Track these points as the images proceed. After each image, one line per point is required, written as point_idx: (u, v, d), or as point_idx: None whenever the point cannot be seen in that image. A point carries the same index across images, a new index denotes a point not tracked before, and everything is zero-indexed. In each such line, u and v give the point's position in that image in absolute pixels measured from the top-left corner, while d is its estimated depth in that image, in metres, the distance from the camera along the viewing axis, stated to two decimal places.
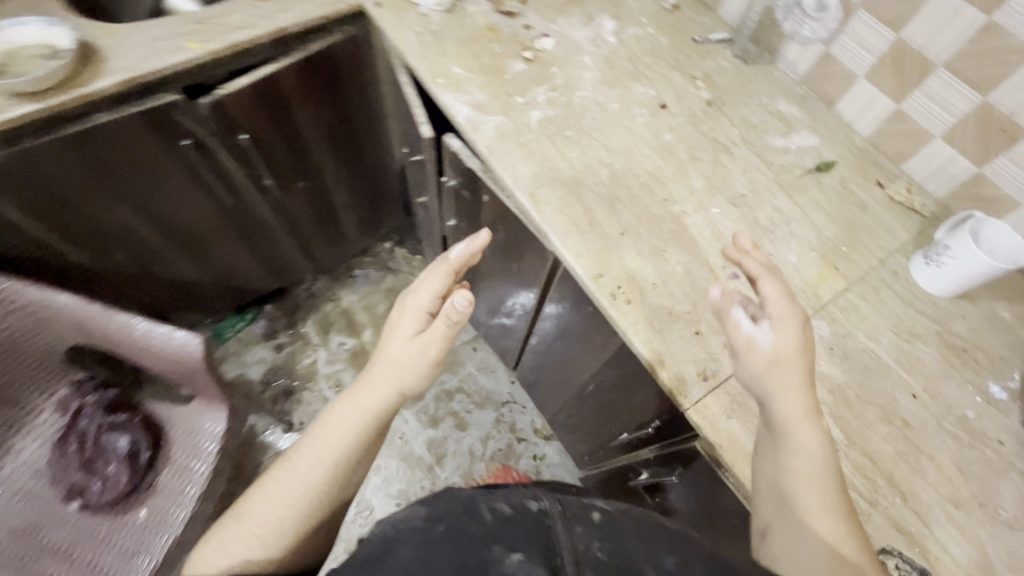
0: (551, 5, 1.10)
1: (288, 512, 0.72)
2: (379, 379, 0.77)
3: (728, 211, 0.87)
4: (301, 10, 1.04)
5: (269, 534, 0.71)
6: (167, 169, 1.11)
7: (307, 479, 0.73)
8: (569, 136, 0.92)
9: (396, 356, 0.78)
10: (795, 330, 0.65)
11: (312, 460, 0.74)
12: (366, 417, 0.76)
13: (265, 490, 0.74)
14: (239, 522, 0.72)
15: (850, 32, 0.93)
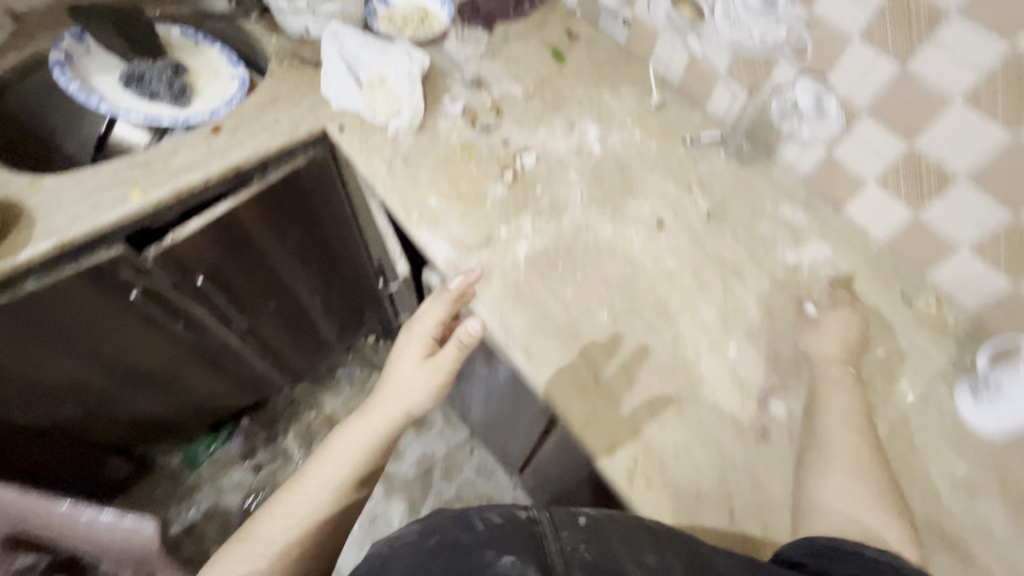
0: (530, 114, 1.02)
1: (294, 530, 0.70)
2: (388, 401, 0.77)
3: (746, 349, 0.78)
4: (256, 142, 0.95)
5: (273, 558, 0.68)
6: (116, 320, 0.99)
7: (316, 497, 0.73)
8: (562, 271, 0.83)
9: (404, 380, 0.78)
10: (846, 318, 0.77)
11: (325, 479, 0.74)
12: (376, 433, 0.76)
13: (274, 509, 0.73)
14: (248, 543, 0.70)
15: (855, 137, 0.85)
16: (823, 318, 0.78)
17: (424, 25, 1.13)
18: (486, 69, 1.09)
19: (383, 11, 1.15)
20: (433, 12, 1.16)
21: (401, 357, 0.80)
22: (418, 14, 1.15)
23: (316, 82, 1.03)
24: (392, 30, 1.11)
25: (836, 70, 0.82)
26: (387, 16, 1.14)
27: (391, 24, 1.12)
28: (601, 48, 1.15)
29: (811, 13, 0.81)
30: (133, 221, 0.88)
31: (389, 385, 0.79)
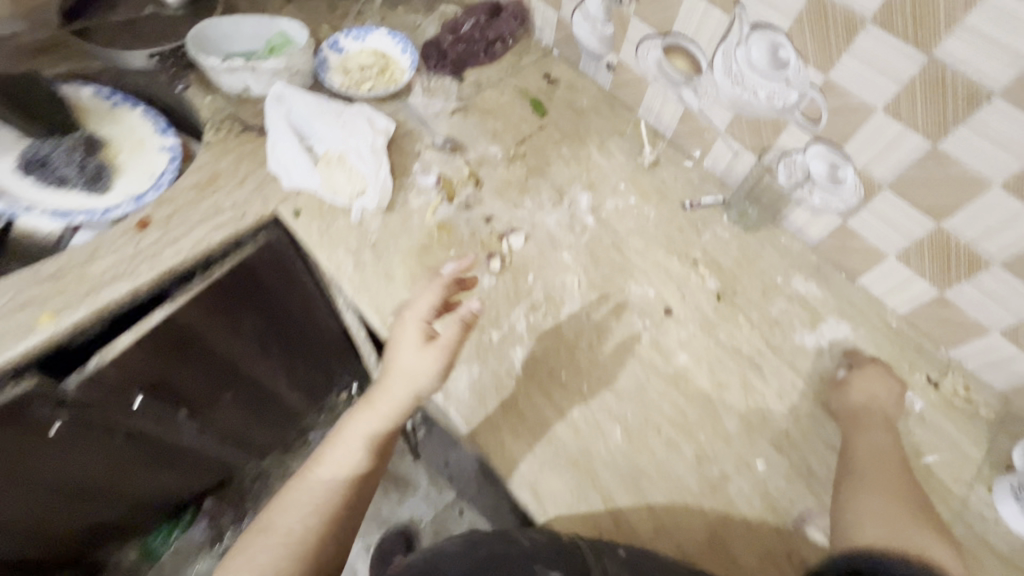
0: (512, 182, 0.91)
1: (313, 516, 0.66)
2: (393, 386, 0.70)
3: (775, 463, 0.70)
4: (192, 236, 0.80)
5: (292, 546, 0.64)
6: (37, 453, 0.83)
7: (330, 486, 0.69)
8: (565, 382, 0.73)
9: (406, 368, 0.69)
10: (874, 369, 0.75)
11: (340, 468, 0.70)
12: (386, 421, 0.70)
13: (287, 501, 0.68)
14: (264, 533, 0.65)
15: (873, 210, 0.78)
16: (855, 372, 0.75)
17: (383, 77, 0.99)
18: (458, 127, 0.96)
19: (334, 60, 1.00)
20: (391, 59, 1.03)
21: (402, 341, 0.70)
22: (375, 62, 1.01)
23: (261, 155, 0.88)
24: (346, 84, 0.97)
25: (854, 141, 0.74)
26: (339, 67, 1.00)
27: (346, 76, 0.98)
28: (583, 95, 1.04)
29: (826, 79, 0.72)
30: (45, 350, 0.72)
31: (393, 374, 0.70)
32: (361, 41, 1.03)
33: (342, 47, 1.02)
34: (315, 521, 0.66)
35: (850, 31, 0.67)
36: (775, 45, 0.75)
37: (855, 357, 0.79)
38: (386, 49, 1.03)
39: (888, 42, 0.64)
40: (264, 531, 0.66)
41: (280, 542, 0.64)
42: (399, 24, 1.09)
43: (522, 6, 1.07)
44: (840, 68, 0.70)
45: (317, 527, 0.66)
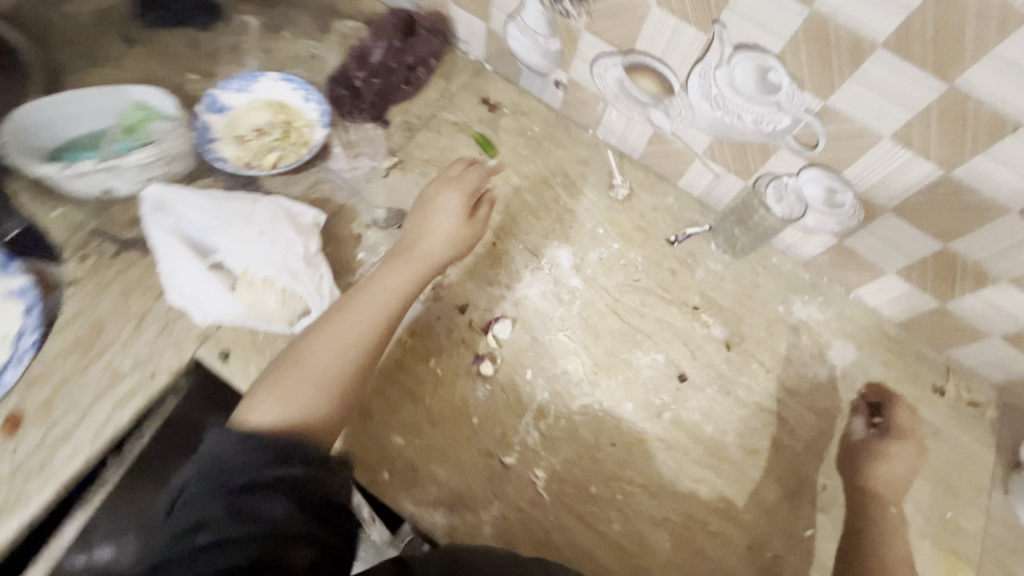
0: (478, 251, 0.77)
1: (344, 355, 0.58)
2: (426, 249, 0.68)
3: (821, 525, 0.68)
4: (88, 422, 0.61)
5: (327, 377, 0.56)
6: None
7: (364, 330, 0.60)
8: (597, 496, 0.65)
9: (434, 235, 0.69)
10: (895, 447, 0.70)
11: (355, 326, 0.60)
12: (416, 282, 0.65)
13: (316, 337, 0.59)
14: (297, 367, 0.56)
15: (873, 230, 0.73)
16: (879, 446, 0.71)
17: (288, 140, 0.79)
18: (397, 191, 0.80)
19: (218, 127, 0.78)
20: (292, 109, 0.81)
21: (417, 219, 0.71)
22: (273, 120, 0.80)
23: (155, 282, 0.68)
24: (244, 160, 0.76)
25: (855, 166, 0.67)
26: (227, 134, 0.78)
27: (240, 147, 0.77)
28: (533, 120, 0.89)
29: (824, 105, 0.63)
30: None
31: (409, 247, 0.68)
32: (247, 92, 0.80)
33: (224, 104, 0.79)
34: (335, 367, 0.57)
35: (855, 57, 0.57)
36: (763, 68, 0.64)
37: (883, 410, 0.74)
38: (280, 97, 0.81)
39: (901, 69, 0.56)
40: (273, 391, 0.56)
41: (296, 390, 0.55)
42: (290, 59, 0.87)
43: (439, 17, 0.88)
44: (841, 94, 0.61)
45: (339, 374, 0.57)
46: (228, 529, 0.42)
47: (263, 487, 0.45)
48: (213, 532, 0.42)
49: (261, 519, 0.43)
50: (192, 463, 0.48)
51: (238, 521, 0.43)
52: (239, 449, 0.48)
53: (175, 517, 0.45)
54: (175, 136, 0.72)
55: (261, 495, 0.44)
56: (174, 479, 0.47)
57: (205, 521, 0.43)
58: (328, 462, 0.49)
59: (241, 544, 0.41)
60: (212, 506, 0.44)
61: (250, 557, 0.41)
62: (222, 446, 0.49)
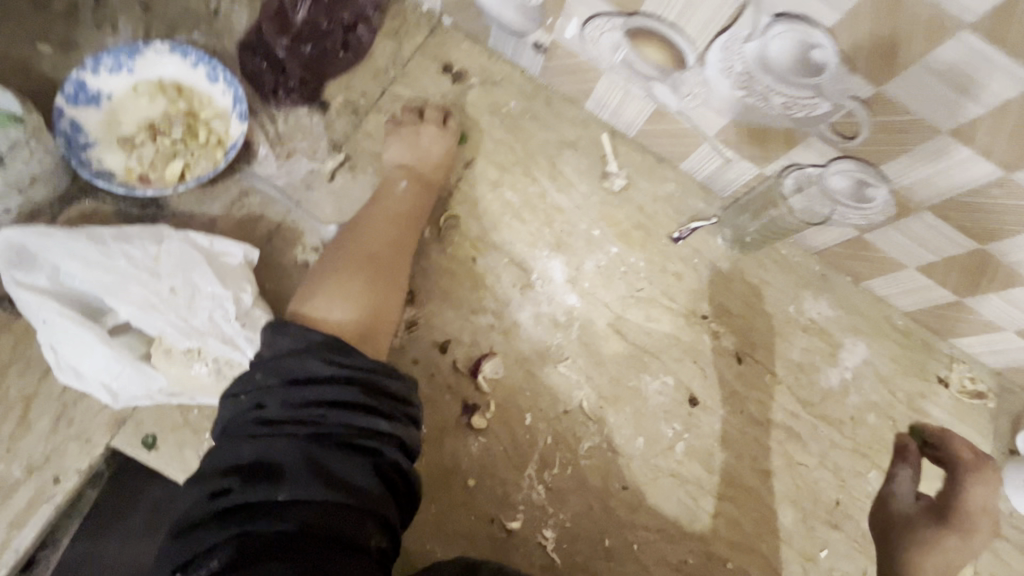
0: (456, 272, 0.64)
1: (380, 258, 0.59)
2: (423, 156, 0.65)
3: (836, 544, 0.65)
4: None
5: (369, 278, 0.57)
6: None
7: (390, 236, 0.61)
8: (611, 549, 0.59)
9: (422, 148, 0.66)
10: (954, 540, 0.55)
11: (391, 232, 0.61)
12: (427, 187, 0.65)
13: (348, 245, 0.60)
14: (338, 271, 0.57)
15: (901, 227, 0.65)
16: (933, 533, 0.56)
17: (193, 140, 0.60)
18: (349, 199, 0.64)
19: (94, 126, 0.58)
20: (192, 92, 0.61)
21: (402, 136, 0.66)
22: (168, 112, 0.60)
23: (39, 354, 0.52)
24: (135, 173, 0.58)
25: (899, 160, 0.57)
26: (109, 135, 0.59)
27: (130, 154, 0.59)
28: (508, 93, 0.73)
29: (876, 91, 0.52)
30: None
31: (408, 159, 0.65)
32: (127, 71, 0.59)
33: (97, 91, 0.59)
34: (381, 273, 0.58)
35: (928, 37, 0.46)
36: (807, 44, 0.51)
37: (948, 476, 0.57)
38: (174, 77, 0.61)
39: (985, 56, 0.45)
40: (325, 293, 0.56)
41: (349, 292, 0.56)
42: (183, 18, 0.65)
43: None
44: (901, 81, 0.50)
45: (385, 278, 0.58)
46: (310, 488, 0.43)
47: (348, 447, 0.45)
48: (294, 483, 0.43)
49: (344, 486, 0.44)
50: (271, 378, 0.47)
51: (322, 480, 0.43)
52: (326, 386, 0.47)
53: (253, 441, 0.45)
54: (24, 157, 0.52)
55: (344, 457, 0.45)
56: (253, 390, 0.47)
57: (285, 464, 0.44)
58: (407, 425, 0.49)
59: (320, 508, 0.42)
60: (293, 449, 0.44)
61: (329, 527, 0.42)
62: (302, 366, 0.48)
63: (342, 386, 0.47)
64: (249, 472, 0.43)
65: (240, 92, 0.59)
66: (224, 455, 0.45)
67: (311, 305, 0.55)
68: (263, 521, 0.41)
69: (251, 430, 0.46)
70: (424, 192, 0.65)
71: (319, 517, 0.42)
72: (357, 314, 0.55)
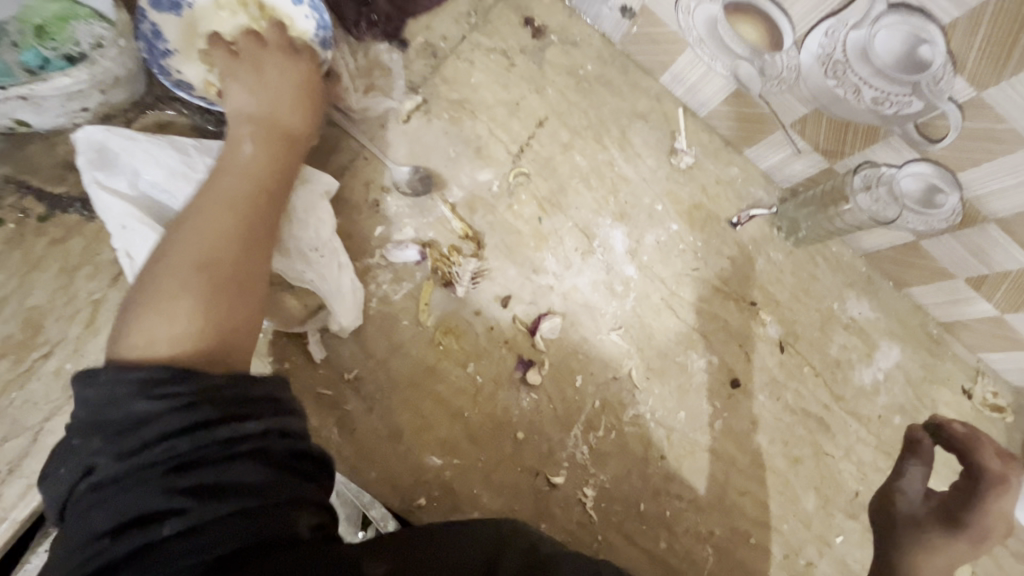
0: (521, 229, 0.64)
1: (219, 252, 0.45)
2: (275, 92, 0.53)
3: (851, 532, 0.68)
4: (43, 447, 0.47)
5: (201, 282, 0.44)
6: None
7: (220, 220, 0.46)
8: (645, 513, 0.61)
9: (266, 86, 0.53)
10: (963, 547, 0.55)
11: (224, 221, 0.47)
12: (276, 137, 0.52)
13: (168, 248, 0.45)
14: (156, 287, 0.43)
15: (961, 236, 0.65)
16: (936, 537, 0.55)
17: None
18: (421, 143, 0.63)
19: (173, 32, 0.55)
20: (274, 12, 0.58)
21: (251, 74, 0.53)
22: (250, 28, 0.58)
23: (110, 260, 0.51)
24: (215, 87, 0.55)
25: (979, 169, 0.58)
26: (188, 46, 0.55)
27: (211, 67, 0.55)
28: (586, 55, 0.72)
29: (976, 96, 0.52)
30: None
31: (245, 116, 0.52)
32: None
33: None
34: (225, 274, 0.45)
35: None
36: (917, 38, 0.51)
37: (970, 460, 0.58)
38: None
39: None
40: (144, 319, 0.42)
41: (175, 310, 0.43)
42: None
43: None
44: (1007, 88, 0.50)
45: (229, 285, 0.45)
46: (196, 515, 0.36)
47: (220, 457, 0.38)
48: (175, 519, 0.35)
49: (234, 494, 0.37)
50: (94, 436, 0.38)
51: (205, 501, 0.36)
52: (163, 416, 0.38)
53: (99, 507, 0.36)
54: (111, 56, 0.50)
55: (222, 465, 0.38)
56: (74, 456, 0.37)
57: (154, 507, 0.36)
58: (288, 411, 0.42)
59: (219, 525, 0.36)
60: (155, 492, 0.36)
61: (239, 538, 0.36)
62: (128, 410, 0.38)
63: (188, 408, 0.38)
64: (115, 532, 0.35)
65: (326, 17, 0.57)
66: (74, 535, 0.36)
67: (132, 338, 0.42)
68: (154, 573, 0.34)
69: (94, 496, 0.37)
70: (278, 154, 0.52)
71: (218, 536, 0.35)
72: (197, 333, 0.42)
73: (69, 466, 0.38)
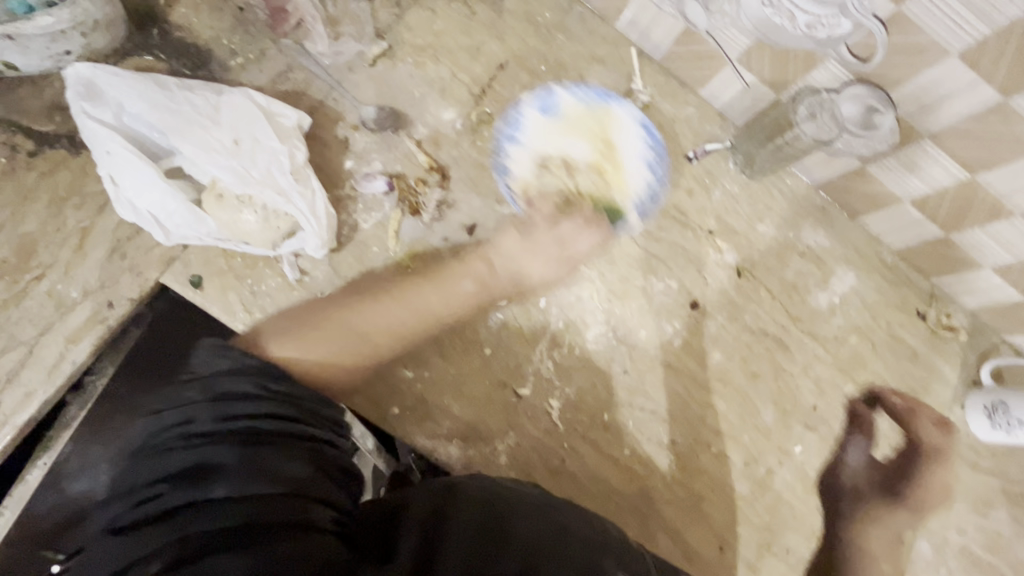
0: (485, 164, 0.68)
1: (380, 334, 0.58)
2: (514, 264, 0.63)
3: (809, 442, 0.72)
4: (39, 359, 0.52)
5: (346, 348, 0.57)
6: None
7: (394, 321, 0.59)
8: (610, 424, 0.65)
9: (515, 264, 0.63)
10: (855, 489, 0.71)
11: (399, 317, 0.59)
12: (477, 294, 0.62)
13: (353, 302, 0.58)
14: (321, 325, 0.56)
15: (902, 157, 0.69)
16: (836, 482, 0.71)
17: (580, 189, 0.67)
18: (388, 85, 0.67)
19: (530, 129, 0.67)
20: (620, 166, 0.67)
21: (523, 240, 0.64)
22: (587, 158, 0.67)
23: (95, 191, 0.55)
24: (530, 188, 0.66)
25: (910, 84, 0.61)
26: (535, 142, 0.67)
27: (541, 168, 0.67)
28: (546, 4, 0.75)
29: (897, 11, 0.56)
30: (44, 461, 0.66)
31: (494, 258, 0.63)
32: (600, 97, 0.67)
33: (557, 101, 0.67)
34: (362, 348, 0.57)
35: None
36: None
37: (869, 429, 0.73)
38: (621, 138, 0.67)
39: None
40: (298, 336, 0.55)
41: (321, 345, 0.56)
42: None
43: None
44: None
45: (361, 354, 0.58)
46: (249, 484, 0.44)
47: (283, 445, 0.48)
48: (231, 480, 0.44)
49: (281, 478, 0.46)
50: (197, 395, 0.49)
51: (258, 475, 0.45)
52: (255, 401, 0.49)
53: (180, 452, 0.46)
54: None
55: (280, 453, 0.48)
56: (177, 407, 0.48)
57: (219, 465, 0.45)
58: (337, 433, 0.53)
59: (257, 499, 0.44)
60: (227, 453, 0.46)
61: (273, 513, 0.44)
62: (226, 384, 0.50)
63: (274, 403, 0.50)
64: (180, 479, 0.45)
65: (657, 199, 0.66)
66: (150, 468, 0.46)
67: (277, 340, 0.55)
68: (197, 522, 0.42)
69: (176, 444, 0.47)
70: (476, 304, 0.62)
71: (252, 508, 0.43)
72: (310, 368, 0.55)
73: (168, 415, 0.49)
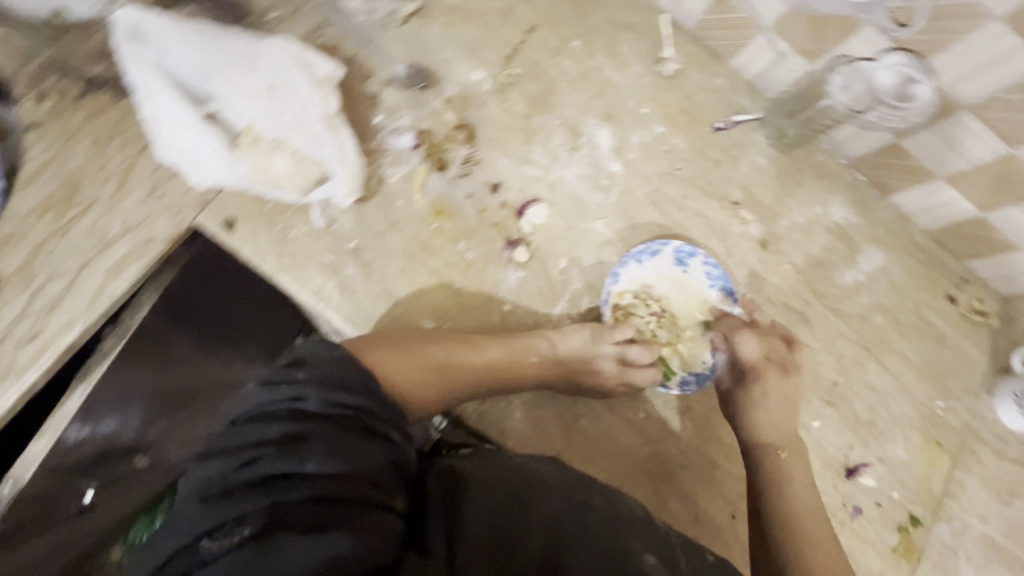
0: (511, 124, 0.68)
1: (461, 372, 0.60)
2: (578, 354, 0.64)
3: (828, 417, 0.73)
4: (83, 288, 0.56)
5: (430, 375, 0.58)
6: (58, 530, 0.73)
7: (474, 369, 0.60)
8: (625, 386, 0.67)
9: (576, 355, 0.64)
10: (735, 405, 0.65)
11: (481, 366, 0.61)
12: (544, 375, 0.63)
13: (443, 338, 0.61)
14: (412, 350, 0.59)
15: (939, 130, 0.65)
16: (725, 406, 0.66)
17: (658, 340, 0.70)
18: (419, 43, 0.68)
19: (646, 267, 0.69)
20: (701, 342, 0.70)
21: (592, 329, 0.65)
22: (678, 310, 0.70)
23: (138, 134, 0.58)
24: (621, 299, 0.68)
25: (949, 52, 0.59)
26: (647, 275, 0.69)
27: (635, 294, 0.69)
28: None
29: None
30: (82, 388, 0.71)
31: (560, 342, 0.64)
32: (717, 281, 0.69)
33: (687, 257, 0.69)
34: (445, 376, 0.59)
35: None
36: None
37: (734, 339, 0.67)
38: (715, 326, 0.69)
39: None
40: (392, 351, 0.58)
41: (411, 364, 0.58)
42: None
43: None
44: None
45: (442, 380, 0.59)
46: (344, 466, 0.45)
47: (373, 437, 0.49)
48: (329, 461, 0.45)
49: (367, 468, 0.46)
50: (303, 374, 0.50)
51: (352, 461, 0.46)
52: (353, 395, 0.50)
53: (282, 425, 0.47)
54: None
55: (369, 442, 0.48)
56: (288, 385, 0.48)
57: (317, 443, 0.46)
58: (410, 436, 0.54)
59: (344, 481, 0.44)
60: (325, 434, 0.46)
61: (355, 495, 0.44)
62: (330, 369, 0.51)
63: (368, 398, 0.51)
64: (280, 444, 0.45)
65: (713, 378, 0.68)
66: (251, 432, 0.46)
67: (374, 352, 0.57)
68: (291, 492, 0.43)
69: (280, 415, 0.47)
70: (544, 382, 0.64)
71: (341, 490, 0.44)
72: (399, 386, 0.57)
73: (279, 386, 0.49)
